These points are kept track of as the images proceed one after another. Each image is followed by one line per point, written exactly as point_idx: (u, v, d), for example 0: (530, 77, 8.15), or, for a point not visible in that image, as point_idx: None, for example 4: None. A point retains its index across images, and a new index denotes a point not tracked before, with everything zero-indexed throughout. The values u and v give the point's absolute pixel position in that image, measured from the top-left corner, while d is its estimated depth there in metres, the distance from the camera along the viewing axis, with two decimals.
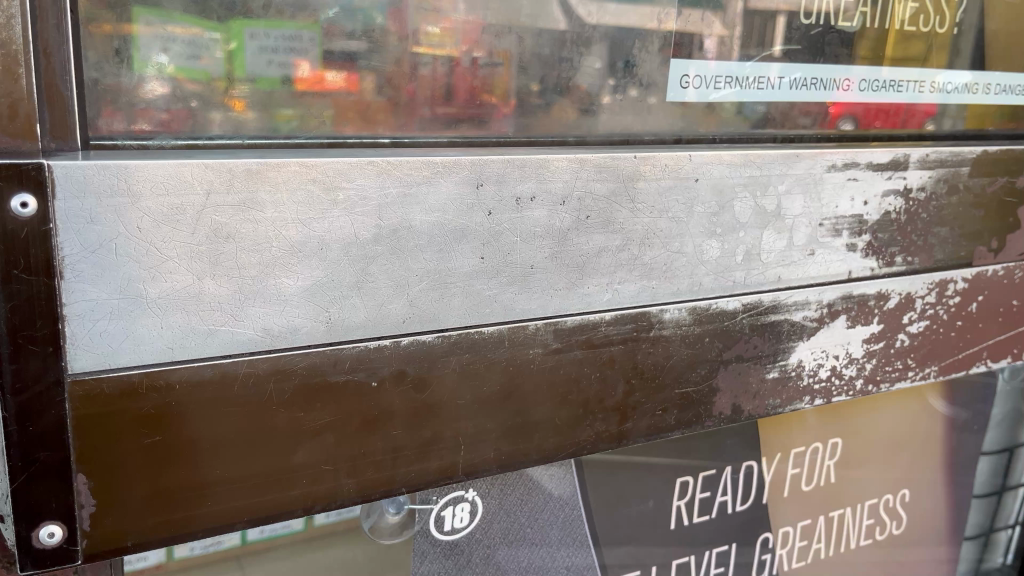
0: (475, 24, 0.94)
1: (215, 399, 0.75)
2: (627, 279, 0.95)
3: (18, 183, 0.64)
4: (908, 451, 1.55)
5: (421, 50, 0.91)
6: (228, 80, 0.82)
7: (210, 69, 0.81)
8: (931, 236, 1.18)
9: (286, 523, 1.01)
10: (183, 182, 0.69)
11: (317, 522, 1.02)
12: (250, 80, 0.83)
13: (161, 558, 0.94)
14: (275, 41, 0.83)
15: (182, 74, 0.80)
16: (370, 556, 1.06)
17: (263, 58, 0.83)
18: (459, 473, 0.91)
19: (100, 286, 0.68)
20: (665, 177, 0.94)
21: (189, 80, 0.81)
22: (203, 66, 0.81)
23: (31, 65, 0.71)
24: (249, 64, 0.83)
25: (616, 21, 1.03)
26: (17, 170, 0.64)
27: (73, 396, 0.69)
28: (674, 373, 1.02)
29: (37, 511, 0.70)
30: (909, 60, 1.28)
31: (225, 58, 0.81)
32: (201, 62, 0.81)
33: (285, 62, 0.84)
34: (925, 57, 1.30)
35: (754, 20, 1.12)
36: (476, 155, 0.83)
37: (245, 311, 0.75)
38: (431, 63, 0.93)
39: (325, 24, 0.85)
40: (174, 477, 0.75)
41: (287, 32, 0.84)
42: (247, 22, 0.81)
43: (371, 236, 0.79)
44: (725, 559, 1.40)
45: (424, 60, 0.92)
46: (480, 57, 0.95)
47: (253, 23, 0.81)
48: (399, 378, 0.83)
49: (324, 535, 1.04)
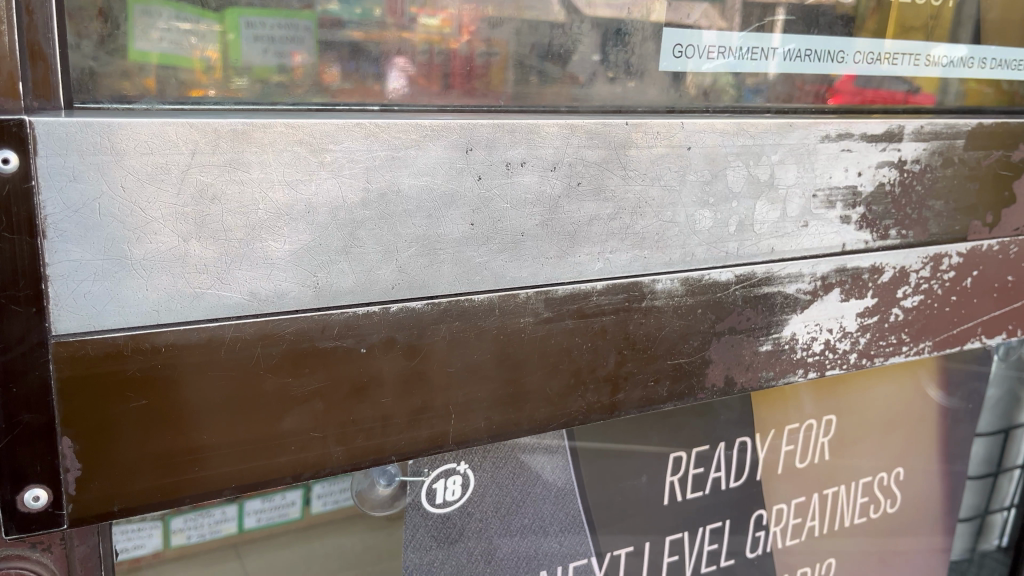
0: (474, 13, 0.93)
1: (202, 363, 0.74)
2: (619, 248, 0.94)
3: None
4: (902, 429, 1.55)
5: (418, 40, 0.91)
6: (226, 71, 0.83)
7: (207, 60, 0.81)
8: (926, 210, 1.17)
9: (283, 512, 1.02)
10: (168, 142, 0.69)
11: (314, 511, 1.04)
12: (246, 71, 0.84)
13: (159, 546, 0.96)
14: (271, 31, 0.83)
15: (173, 58, 0.80)
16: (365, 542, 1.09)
17: (258, 45, 0.83)
18: (450, 442, 0.90)
19: (84, 246, 0.68)
20: (657, 144, 0.93)
21: (181, 67, 0.81)
22: (200, 56, 0.81)
23: (13, 21, 0.69)
24: (245, 55, 0.83)
25: None
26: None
27: (57, 357, 0.69)
28: (666, 344, 1.01)
29: (21, 473, 0.70)
30: (909, 36, 1.28)
31: (222, 50, 0.82)
32: (197, 52, 0.81)
33: (284, 52, 0.85)
34: (925, 35, 1.29)
35: (753, 11, 1.12)
36: (466, 120, 0.83)
37: (232, 274, 0.74)
38: (429, 51, 0.92)
39: (321, 16, 0.84)
40: (161, 442, 0.74)
41: (282, 21, 0.83)
42: (242, 12, 0.81)
43: (360, 200, 0.78)
44: (719, 537, 1.39)
45: (422, 50, 0.92)
46: (478, 48, 0.95)
47: (248, 13, 0.81)
48: (389, 345, 0.83)
49: (322, 524, 1.06)
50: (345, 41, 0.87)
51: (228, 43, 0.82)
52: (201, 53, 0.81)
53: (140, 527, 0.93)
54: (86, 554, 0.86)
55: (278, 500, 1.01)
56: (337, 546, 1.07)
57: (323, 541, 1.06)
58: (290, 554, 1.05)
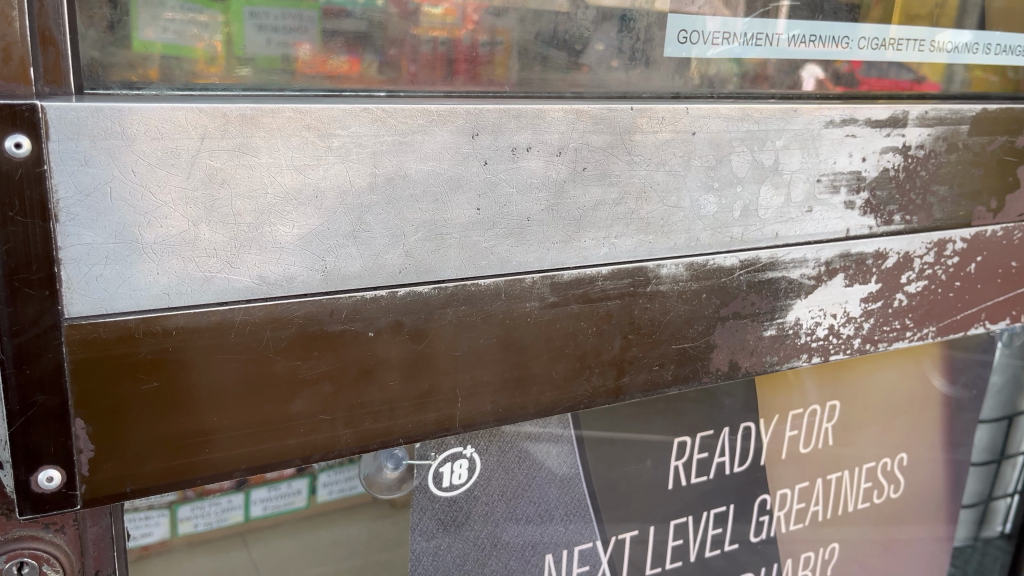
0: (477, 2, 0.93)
1: (212, 346, 0.75)
2: (624, 233, 0.95)
3: (12, 124, 0.64)
4: (906, 414, 1.55)
5: (420, 30, 0.91)
6: (229, 61, 0.83)
7: (209, 49, 0.82)
8: (930, 195, 1.17)
9: (289, 500, 1.03)
10: (178, 127, 0.70)
11: (320, 499, 1.04)
12: (249, 60, 0.84)
13: (165, 534, 0.96)
14: (276, 20, 0.84)
15: (177, 48, 0.80)
16: (367, 528, 1.09)
17: (262, 34, 0.84)
18: (457, 425, 0.91)
19: (96, 230, 0.69)
20: (662, 130, 0.94)
21: (186, 50, 0.81)
22: (202, 46, 0.81)
23: (25, 8, 0.70)
24: (249, 44, 0.83)
25: None
26: (10, 111, 0.64)
27: (70, 340, 0.69)
28: (671, 329, 1.02)
29: (35, 454, 0.71)
30: (914, 23, 1.28)
31: (225, 39, 0.82)
32: (199, 41, 0.81)
33: (286, 42, 0.85)
34: (930, 23, 1.29)
35: None
36: (473, 104, 0.83)
37: (241, 258, 0.75)
38: (431, 40, 0.93)
39: (325, 5, 0.85)
40: (172, 424, 0.75)
41: (287, 10, 0.84)
42: (247, 1, 0.81)
43: (367, 185, 0.79)
44: (723, 521, 1.40)
45: (425, 39, 0.92)
46: (480, 37, 0.95)
47: (254, 3, 0.82)
48: (396, 329, 0.84)
49: (325, 514, 1.06)
50: (351, 28, 0.88)
51: (230, 32, 0.82)
52: (203, 43, 0.81)
53: (147, 515, 0.94)
54: (99, 534, 0.88)
55: (284, 489, 1.02)
56: (343, 530, 1.08)
57: (327, 528, 1.07)
58: (296, 541, 1.05)
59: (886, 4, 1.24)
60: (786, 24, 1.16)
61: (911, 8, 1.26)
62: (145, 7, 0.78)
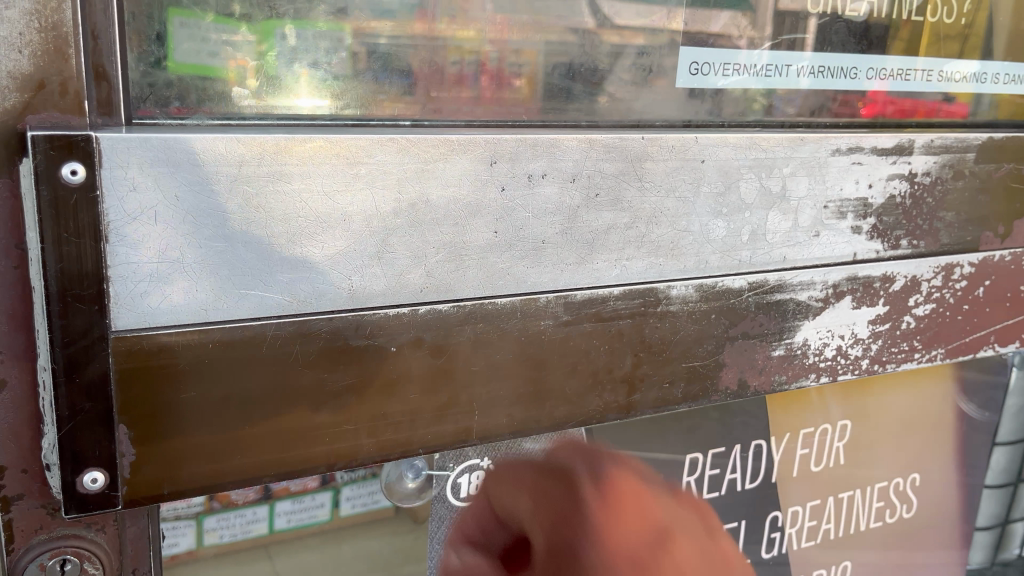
0: (502, 23, 0.98)
1: (244, 358, 0.80)
2: (635, 255, 0.99)
3: (69, 153, 0.70)
4: (919, 433, 1.57)
5: (448, 52, 0.96)
6: (260, 81, 0.88)
7: (241, 69, 0.86)
8: (937, 221, 1.21)
9: (312, 513, 1.06)
10: (217, 155, 0.75)
11: (343, 514, 1.08)
12: (279, 80, 0.89)
13: (192, 545, 1.01)
14: (305, 43, 0.88)
15: (211, 70, 0.85)
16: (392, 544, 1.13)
17: (293, 57, 0.88)
18: (473, 436, 0.96)
19: (140, 251, 0.74)
20: (672, 158, 0.99)
21: (211, 76, 0.85)
22: (234, 67, 0.86)
23: (80, 46, 0.73)
24: (280, 66, 0.88)
25: (631, 15, 1.06)
26: (68, 141, 0.70)
27: (116, 350, 0.75)
28: (681, 347, 1.06)
29: (81, 457, 0.76)
30: (936, 50, 1.32)
31: (256, 60, 0.87)
32: (232, 63, 0.86)
33: (317, 64, 0.90)
34: (952, 50, 1.34)
35: (784, 19, 1.17)
36: (491, 134, 0.88)
37: (274, 276, 0.80)
38: (459, 62, 0.97)
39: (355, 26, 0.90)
40: (206, 430, 0.81)
41: (316, 32, 0.88)
42: (276, 24, 0.86)
43: (392, 210, 0.84)
44: (735, 536, 1.43)
45: (452, 60, 0.97)
46: (506, 55, 1.00)
47: (282, 26, 0.86)
48: (417, 344, 0.89)
49: (348, 528, 1.09)
50: (377, 60, 0.93)
51: (262, 54, 0.87)
52: (236, 65, 0.86)
53: (174, 526, 0.99)
54: (137, 535, 0.88)
55: (307, 501, 1.05)
56: (359, 546, 1.10)
57: (350, 540, 1.10)
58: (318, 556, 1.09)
59: (907, 32, 1.28)
60: (803, 54, 1.20)
61: (938, 32, 1.32)
62: (181, 28, 0.82)
